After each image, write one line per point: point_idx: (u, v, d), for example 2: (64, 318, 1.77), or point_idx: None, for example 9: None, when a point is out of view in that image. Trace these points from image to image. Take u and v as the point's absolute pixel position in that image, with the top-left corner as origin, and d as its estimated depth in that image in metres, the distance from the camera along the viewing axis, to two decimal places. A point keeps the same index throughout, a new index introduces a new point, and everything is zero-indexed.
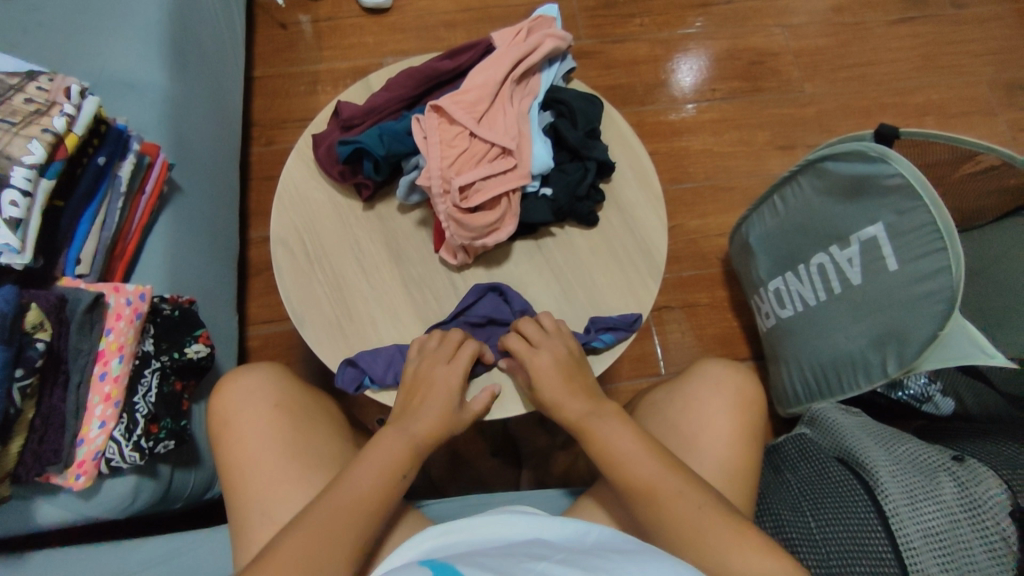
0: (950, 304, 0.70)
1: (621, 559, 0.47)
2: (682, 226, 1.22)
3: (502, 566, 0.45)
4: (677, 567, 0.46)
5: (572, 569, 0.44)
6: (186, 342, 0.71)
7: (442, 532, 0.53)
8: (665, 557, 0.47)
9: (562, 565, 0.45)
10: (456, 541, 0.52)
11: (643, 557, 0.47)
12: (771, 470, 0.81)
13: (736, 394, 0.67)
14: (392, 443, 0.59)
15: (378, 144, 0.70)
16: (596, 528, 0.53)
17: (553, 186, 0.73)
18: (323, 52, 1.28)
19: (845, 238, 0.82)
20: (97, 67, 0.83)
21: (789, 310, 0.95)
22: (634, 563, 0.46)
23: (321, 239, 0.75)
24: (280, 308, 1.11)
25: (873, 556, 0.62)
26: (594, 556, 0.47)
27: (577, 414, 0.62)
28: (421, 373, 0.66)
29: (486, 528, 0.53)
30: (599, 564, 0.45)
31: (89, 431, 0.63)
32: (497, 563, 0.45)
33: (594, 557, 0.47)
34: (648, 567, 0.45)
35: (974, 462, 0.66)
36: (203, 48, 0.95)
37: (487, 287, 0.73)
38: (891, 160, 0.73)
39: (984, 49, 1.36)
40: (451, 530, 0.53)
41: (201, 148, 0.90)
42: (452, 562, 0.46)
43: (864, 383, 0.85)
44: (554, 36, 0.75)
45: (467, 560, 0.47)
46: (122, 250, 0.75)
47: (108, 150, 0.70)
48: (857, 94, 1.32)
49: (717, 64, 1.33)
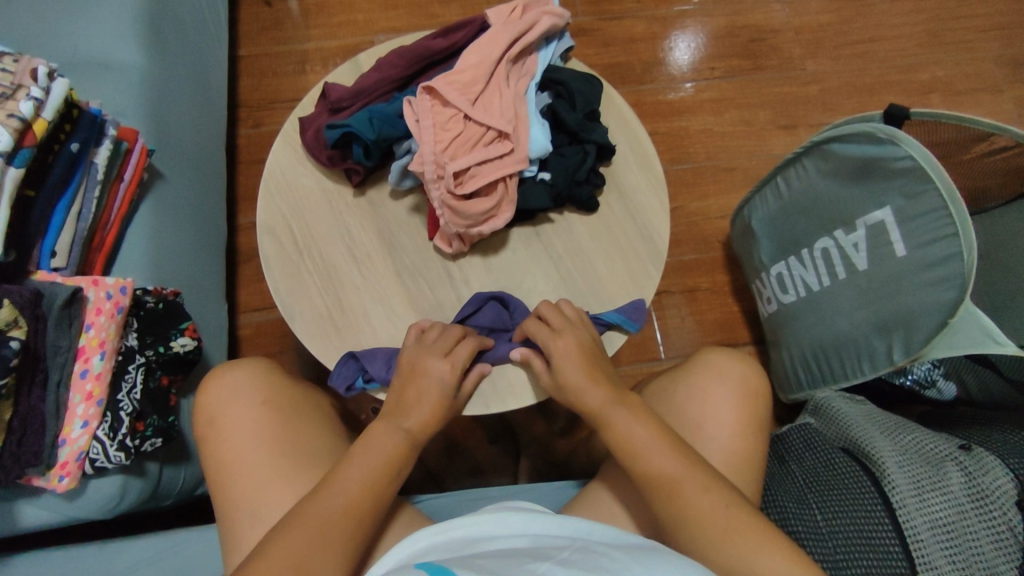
0: (961, 290, 0.69)
1: (627, 558, 0.45)
2: (682, 208, 1.19)
3: (504, 567, 0.43)
4: (686, 567, 0.44)
5: (576, 569, 0.42)
6: (171, 336, 0.68)
7: (440, 529, 0.51)
8: (675, 557, 0.45)
9: (566, 566, 0.43)
10: (456, 537, 0.50)
11: (649, 557, 0.45)
12: (775, 460, 0.78)
13: (741, 385, 0.65)
14: (386, 440, 0.58)
15: (368, 128, 0.67)
16: (600, 525, 0.51)
17: (552, 170, 0.70)
18: (310, 30, 1.23)
19: (850, 222, 0.80)
20: (70, 48, 0.78)
21: (792, 295, 0.93)
22: (641, 563, 0.44)
23: (310, 228, 0.72)
24: (271, 296, 1.08)
25: (880, 549, 0.61)
26: (600, 555, 0.46)
27: (597, 401, 0.60)
28: (417, 356, 0.63)
29: (486, 524, 0.51)
30: (605, 565, 0.43)
31: (70, 431, 0.61)
32: (498, 564, 0.43)
33: (599, 557, 0.45)
34: (655, 568, 0.43)
35: (981, 451, 0.65)
36: (183, 26, 0.91)
37: (488, 297, 0.69)
38: (900, 142, 0.70)
39: (991, 24, 1.33)
40: (449, 527, 0.51)
41: (183, 131, 0.86)
42: (452, 563, 0.44)
43: (869, 370, 0.83)
44: (551, 13, 0.72)
45: (467, 561, 0.45)
46: (101, 241, 0.71)
47: (82, 135, 0.66)
48: (860, 72, 1.29)
49: (716, 41, 1.29)
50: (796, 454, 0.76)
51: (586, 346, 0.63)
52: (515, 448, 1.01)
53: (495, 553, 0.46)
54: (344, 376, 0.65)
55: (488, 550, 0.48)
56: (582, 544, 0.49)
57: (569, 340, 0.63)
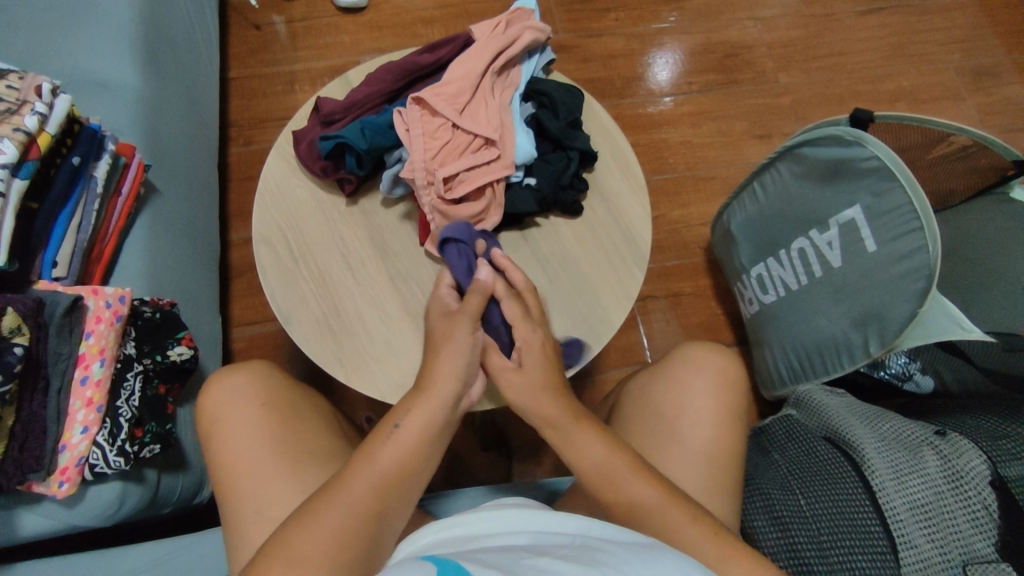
0: (928, 281, 0.72)
1: (625, 553, 0.45)
2: (664, 216, 1.23)
3: (507, 562, 0.43)
4: (683, 564, 0.44)
5: (575, 564, 0.42)
6: (168, 345, 0.70)
7: (444, 527, 0.51)
8: (671, 555, 0.45)
9: (565, 562, 0.43)
10: (460, 534, 0.50)
11: (649, 553, 0.45)
12: (758, 450, 0.79)
13: (714, 372, 0.68)
14: (412, 418, 0.55)
15: (360, 138, 0.70)
16: (600, 521, 0.50)
17: (537, 176, 0.73)
18: (299, 52, 1.27)
19: (824, 222, 0.83)
20: (68, 68, 0.81)
21: (771, 294, 0.97)
22: (640, 560, 0.44)
23: (305, 238, 0.74)
24: (264, 309, 1.10)
25: (860, 529, 0.62)
26: (597, 550, 0.45)
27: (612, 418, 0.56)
28: (439, 325, 0.61)
29: (487, 521, 0.51)
30: (605, 560, 0.43)
31: (71, 437, 0.62)
32: (502, 559, 0.44)
33: (599, 552, 0.45)
34: (654, 564, 0.43)
35: (956, 436, 0.67)
36: (176, 47, 0.93)
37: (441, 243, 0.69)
38: (866, 144, 0.75)
39: (949, 38, 1.39)
40: (455, 525, 0.51)
41: (177, 147, 0.88)
42: (455, 560, 0.44)
43: (848, 364, 0.86)
44: (533, 28, 0.75)
45: (472, 556, 0.45)
46: (99, 253, 0.73)
47: (82, 150, 0.68)
48: (830, 84, 1.35)
49: (692, 57, 1.35)
50: (778, 445, 0.77)
51: (569, 404, 0.59)
52: (508, 453, 1.02)
53: (498, 549, 0.46)
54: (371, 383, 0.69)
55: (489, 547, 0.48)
56: (582, 539, 0.48)
57: (548, 400, 0.58)
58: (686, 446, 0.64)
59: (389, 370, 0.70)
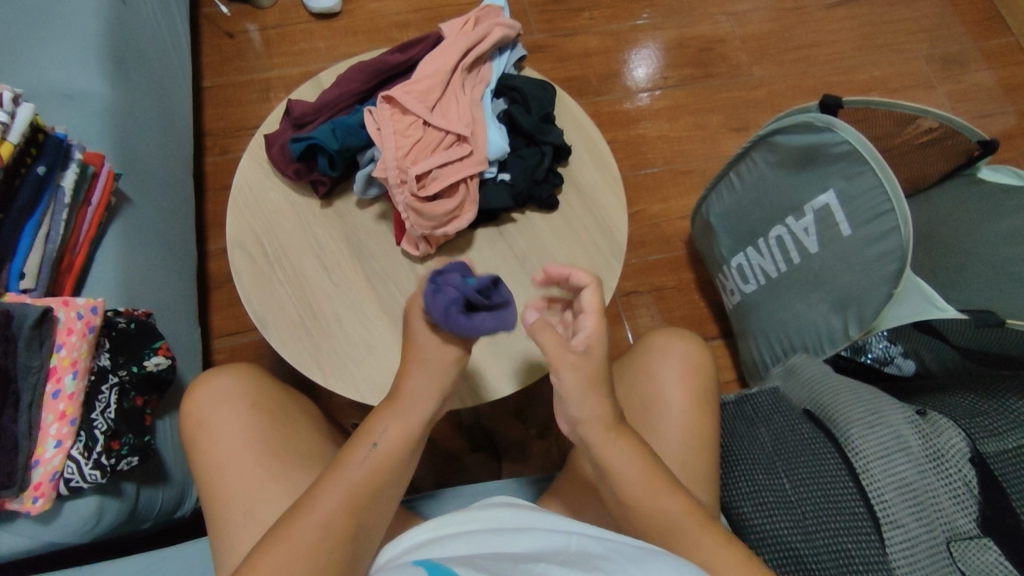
0: (902, 263, 0.73)
1: (621, 559, 0.42)
2: (645, 211, 1.23)
3: (501, 566, 0.40)
4: (686, 569, 0.41)
5: (571, 568, 0.40)
6: (144, 355, 0.69)
7: (444, 522, 0.49)
8: (669, 556, 0.42)
9: (561, 567, 0.40)
10: (457, 531, 0.48)
11: (648, 558, 0.41)
12: (743, 420, 0.75)
13: (685, 360, 0.69)
14: (388, 436, 0.53)
15: (331, 139, 0.70)
16: (607, 531, 0.47)
17: (511, 171, 0.73)
18: (273, 59, 1.26)
19: (799, 209, 0.84)
20: (32, 78, 0.80)
21: (752, 284, 0.97)
22: (636, 563, 0.41)
23: (280, 241, 0.73)
24: (245, 318, 1.09)
25: (845, 511, 0.61)
26: (594, 555, 0.43)
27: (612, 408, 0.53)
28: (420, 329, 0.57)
29: (482, 520, 0.49)
30: (601, 565, 0.41)
31: (43, 451, 0.60)
32: (496, 564, 0.41)
33: (594, 557, 0.42)
34: (651, 569, 0.40)
35: (937, 415, 0.64)
36: (146, 55, 0.93)
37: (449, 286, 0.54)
38: (836, 128, 0.75)
39: (917, 27, 1.42)
40: (451, 521, 0.49)
41: (149, 157, 0.87)
42: (448, 562, 0.42)
43: (828, 348, 0.86)
44: (502, 24, 0.76)
45: (465, 560, 0.43)
46: (70, 263, 0.72)
47: (48, 159, 0.68)
48: (803, 75, 1.36)
49: (667, 53, 1.36)
50: (763, 417, 0.74)
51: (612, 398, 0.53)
52: (496, 453, 1.02)
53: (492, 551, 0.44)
54: (352, 384, 0.68)
55: (484, 545, 0.45)
56: (579, 540, 0.45)
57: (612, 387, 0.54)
58: (669, 432, 0.65)
59: (370, 372, 0.69)
